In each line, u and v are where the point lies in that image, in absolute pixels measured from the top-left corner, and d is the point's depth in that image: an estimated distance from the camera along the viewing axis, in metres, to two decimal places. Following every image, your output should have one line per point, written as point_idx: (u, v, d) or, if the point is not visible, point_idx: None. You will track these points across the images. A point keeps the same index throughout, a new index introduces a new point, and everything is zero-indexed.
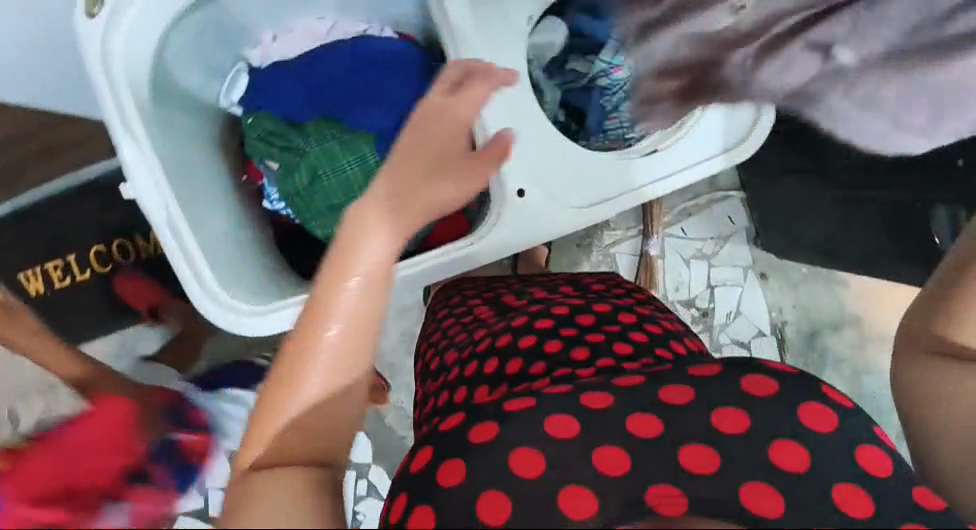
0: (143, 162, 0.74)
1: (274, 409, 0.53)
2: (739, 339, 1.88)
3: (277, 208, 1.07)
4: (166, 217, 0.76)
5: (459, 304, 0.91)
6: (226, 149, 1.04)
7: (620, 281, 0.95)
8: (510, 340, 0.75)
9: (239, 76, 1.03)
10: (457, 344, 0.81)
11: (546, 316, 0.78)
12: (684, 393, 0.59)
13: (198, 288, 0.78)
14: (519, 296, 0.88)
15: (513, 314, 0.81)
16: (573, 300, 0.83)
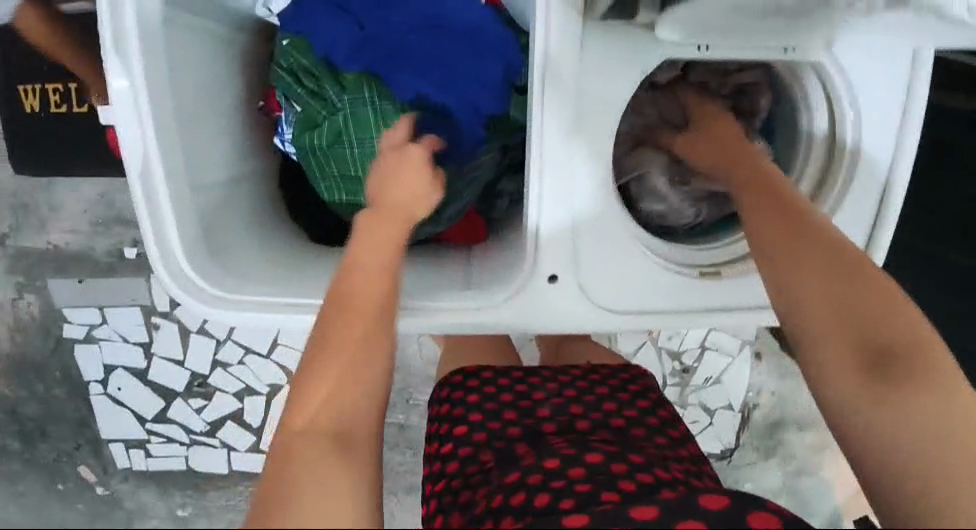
0: (132, 93, 0.64)
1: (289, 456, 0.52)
2: (708, 404, 1.82)
3: (287, 150, 0.94)
4: (143, 164, 0.67)
5: (456, 420, 0.80)
6: (249, 64, 0.90)
7: (624, 390, 0.85)
8: (503, 500, 0.64)
9: None
10: (462, 504, 0.70)
11: (541, 468, 0.66)
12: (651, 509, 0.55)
13: (159, 255, 0.70)
14: (525, 431, 0.77)
15: (512, 463, 0.70)
16: (573, 442, 0.72)
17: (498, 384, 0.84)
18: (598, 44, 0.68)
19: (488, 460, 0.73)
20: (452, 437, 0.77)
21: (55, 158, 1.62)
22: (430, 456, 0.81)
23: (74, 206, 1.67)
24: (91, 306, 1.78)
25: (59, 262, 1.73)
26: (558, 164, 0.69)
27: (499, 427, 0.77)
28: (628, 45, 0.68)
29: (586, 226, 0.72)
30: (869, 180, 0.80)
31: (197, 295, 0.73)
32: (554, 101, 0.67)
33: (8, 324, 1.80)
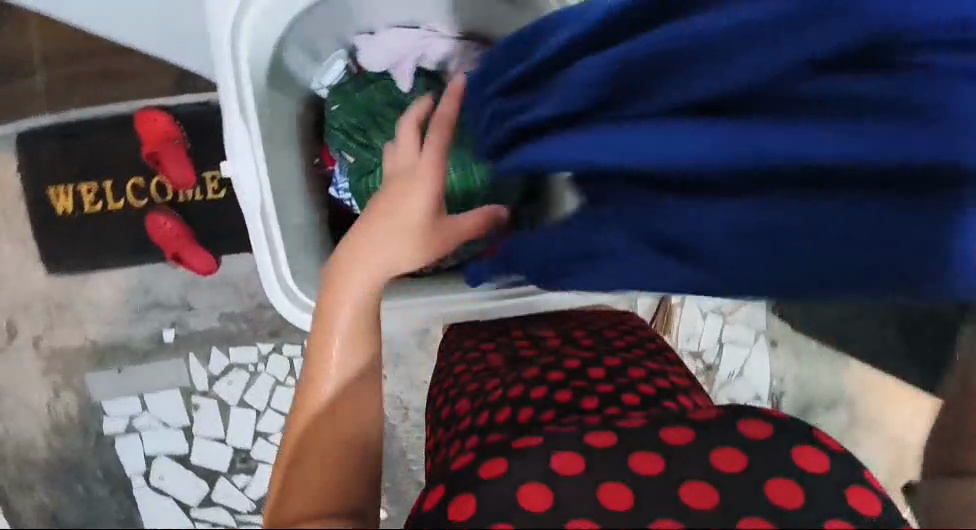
0: (249, 147, 0.72)
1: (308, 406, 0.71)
2: (736, 399, 1.90)
3: (342, 198, 1.06)
4: (260, 206, 0.75)
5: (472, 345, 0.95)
6: (307, 128, 1.04)
7: (620, 323, 1.00)
8: (521, 392, 0.78)
9: (335, 61, 1.03)
10: (470, 392, 0.83)
11: (558, 371, 0.81)
12: (685, 435, 0.61)
13: (276, 275, 0.80)
14: (531, 345, 0.91)
15: (520, 366, 0.85)
16: (582, 354, 0.87)
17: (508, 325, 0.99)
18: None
19: (498, 364, 0.87)
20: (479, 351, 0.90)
21: (89, 254, 1.68)
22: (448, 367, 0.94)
23: (111, 298, 1.74)
24: (131, 395, 1.81)
25: (97, 355, 1.78)
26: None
27: (507, 343, 0.92)
28: None
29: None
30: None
31: (299, 307, 0.82)
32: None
33: (48, 426, 1.81)
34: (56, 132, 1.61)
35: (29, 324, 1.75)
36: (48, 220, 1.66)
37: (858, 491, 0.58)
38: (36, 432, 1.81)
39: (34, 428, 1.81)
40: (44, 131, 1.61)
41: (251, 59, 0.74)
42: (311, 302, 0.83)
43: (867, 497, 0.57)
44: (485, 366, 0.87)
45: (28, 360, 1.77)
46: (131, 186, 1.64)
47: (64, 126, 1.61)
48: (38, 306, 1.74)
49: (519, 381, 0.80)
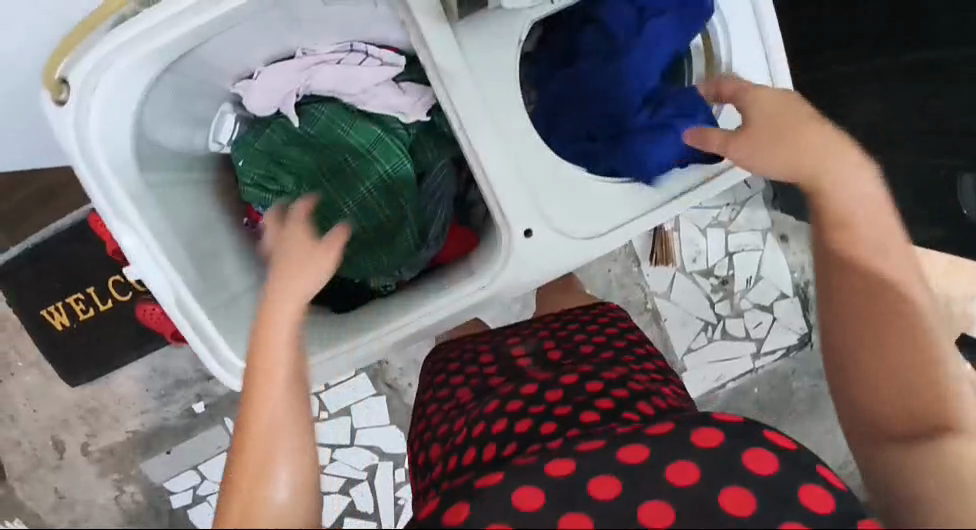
0: (139, 247, 0.75)
1: (256, 459, 0.61)
2: (762, 302, 1.85)
3: None
4: (174, 296, 0.78)
5: (439, 374, 0.89)
6: (223, 193, 1.03)
7: (593, 323, 0.92)
8: (484, 428, 0.72)
9: (224, 119, 1.00)
10: (442, 436, 0.78)
11: (519, 395, 0.75)
12: (641, 451, 0.60)
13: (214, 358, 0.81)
14: (499, 368, 0.84)
15: (486, 394, 0.79)
16: (548, 369, 0.80)
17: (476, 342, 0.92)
18: (474, 36, 0.77)
19: (466, 396, 0.82)
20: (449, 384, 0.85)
21: (98, 358, 1.75)
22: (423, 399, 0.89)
23: (135, 391, 1.82)
24: (187, 469, 1.89)
25: (142, 444, 1.87)
26: (489, 149, 0.78)
27: (476, 370, 0.86)
28: (499, 27, 0.78)
29: (539, 184, 0.80)
30: (745, 39, 0.89)
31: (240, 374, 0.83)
32: (465, 110, 0.77)
33: (123, 518, 1.93)
34: (27, 257, 1.65)
35: (74, 435, 1.85)
36: (53, 339, 1.72)
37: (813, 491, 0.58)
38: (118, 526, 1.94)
39: (113, 523, 1.94)
40: (17, 259, 1.66)
41: (110, 155, 0.73)
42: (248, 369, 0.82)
43: (819, 495, 0.58)
44: (452, 399, 0.83)
45: (85, 467, 1.88)
46: (112, 284, 1.69)
47: (33, 248, 1.65)
48: (75, 417, 1.84)
49: (481, 409, 0.76)
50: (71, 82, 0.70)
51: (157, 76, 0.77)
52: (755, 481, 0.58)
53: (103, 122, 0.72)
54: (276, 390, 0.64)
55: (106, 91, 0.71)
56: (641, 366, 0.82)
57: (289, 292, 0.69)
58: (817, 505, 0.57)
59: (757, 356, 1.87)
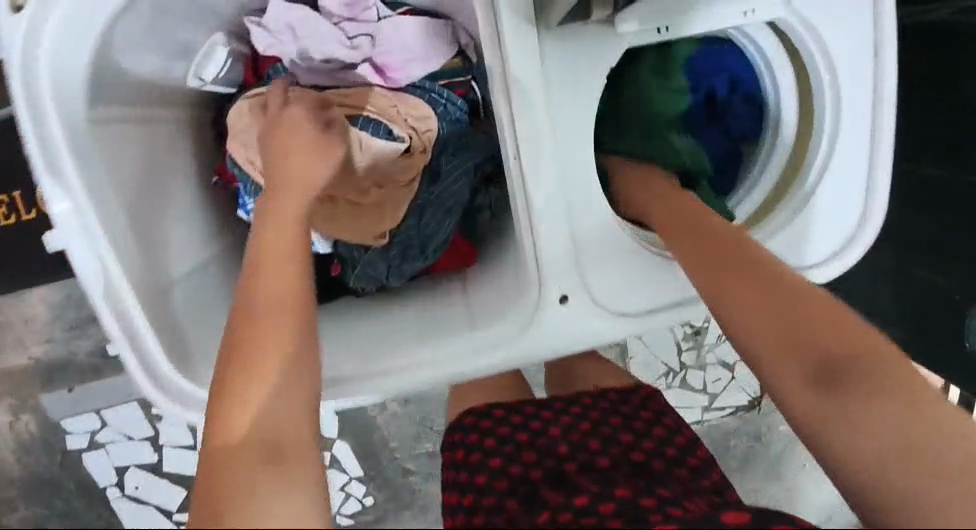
0: (74, 210, 0.62)
1: (251, 329, 0.55)
2: (726, 360, 1.81)
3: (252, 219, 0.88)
4: (105, 283, 0.65)
5: (473, 469, 0.76)
6: (193, 140, 0.85)
7: (638, 418, 0.80)
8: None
9: (215, 49, 0.81)
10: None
11: (571, 506, 0.63)
12: None
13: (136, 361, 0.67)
14: (546, 475, 0.73)
15: (538, 507, 0.67)
16: (598, 480, 0.69)
17: (513, 422, 0.80)
18: (558, 52, 0.65)
19: (514, 508, 0.69)
20: (493, 492, 0.72)
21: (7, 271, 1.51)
22: (453, 487, 0.76)
23: (45, 315, 1.60)
24: (89, 411, 1.70)
25: (42, 375, 1.65)
26: (544, 193, 0.67)
27: (520, 472, 0.73)
28: (586, 43, 0.66)
29: (590, 250, 0.70)
30: (856, 133, 0.78)
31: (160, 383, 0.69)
32: (529, 143, 0.65)
33: (7, 447, 1.73)
34: None
35: None
36: None
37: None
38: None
39: None
40: None
41: (56, 76, 0.61)
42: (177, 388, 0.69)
43: None
44: (492, 505, 0.70)
45: None
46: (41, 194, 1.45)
47: None
48: None
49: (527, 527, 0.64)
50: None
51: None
52: None
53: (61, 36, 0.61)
54: (281, 267, 0.60)
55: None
56: (700, 489, 0.70)
57: (279, 235, 0.63)
58: None
59: (707, 410, 1.85)
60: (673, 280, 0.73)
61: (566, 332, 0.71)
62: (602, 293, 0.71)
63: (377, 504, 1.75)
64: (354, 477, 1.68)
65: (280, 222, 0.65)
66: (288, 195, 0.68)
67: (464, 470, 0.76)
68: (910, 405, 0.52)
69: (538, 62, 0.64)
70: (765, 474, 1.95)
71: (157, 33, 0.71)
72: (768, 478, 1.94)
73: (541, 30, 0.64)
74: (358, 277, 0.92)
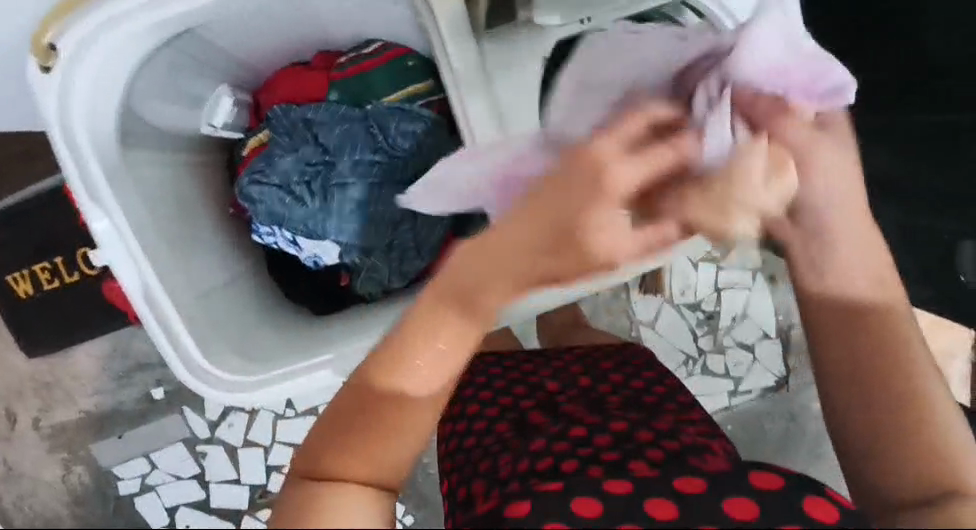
0: (113, 231, 0.74)
1: (373, 441, 0.57)
2: (744, 341, 1.83)
3: (268, 242, 1.01)
4: (145, 290, 0.76)
5: (467, 400, 0.88)
6: (210, 179, 0.98)
7: (627, 366, 0.93)
8: (529, 464, 0.71)
9: (220, 100, 0.95)
10: (483, 471, 0.75)
11: (568, 437, 0.74)
12: (695, 483, 0.60)
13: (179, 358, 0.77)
14: (535, 403, 0.85)
15: (532, 432, 0.78)
16: (591, 414, 0.80)
17: (504, 365, 0.94)
18: (493, 51, 0.80)
19: (504, 427, 0.81)
20: (485, 416, 0.85)
21: (57, 329, 1.66)
22: (452, 416, 0.88)
23: (94, 368, 1.74)
24: (140, 455, 1.81)
25: (96, 425, 1.78)
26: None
27: (512, 401, 0.86)
28: (514, 43, 0.80)
29: None
30: None
31: (202, 379, 0.78)
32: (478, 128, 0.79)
33: (67, 499, 1.84)
34: None
35: (24, 408, 1.76)
36: (13, 306, 1.63)
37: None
38: (59, 509, 1.84)
39: (55, 504, 1.84)
40: None
41: (91, 126, 0.73)
42: (214, 378, 0.78)
43: (826, 505, 0.58)
44: (487, 429, 0.82)
45: (34, 443, 1.79)
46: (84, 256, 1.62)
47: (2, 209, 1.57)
48: (29, 389, 1.74)
49: (524, 446, 0.75)
50: (60, 50, 0.69)
51: (155, 52, 0.78)
52: (751, 490, 0.59)
53: (92, 91, 0.72)
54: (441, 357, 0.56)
55: (93, 64, 0.71)
56: (683, 419, 0.80)
57: (461, 316, 0.56)
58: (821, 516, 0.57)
59: (735, 394, 1.85)
60: None
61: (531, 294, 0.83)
62: None
63: (418, 522, 1.77)
64: (392, 496, 1.71)
65: (487, 301, 0.55)
66: (491, 254, 0.54)
67: (464, 399, 0.89)
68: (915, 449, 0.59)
69: (477, 60, 0.78)
70: (808, 454, 1.89)
71: (169, 87, 0.85)
72: (811, 459, 1.89)
73: (476, 32, 0.78)
74: (363, 285, 1.02)
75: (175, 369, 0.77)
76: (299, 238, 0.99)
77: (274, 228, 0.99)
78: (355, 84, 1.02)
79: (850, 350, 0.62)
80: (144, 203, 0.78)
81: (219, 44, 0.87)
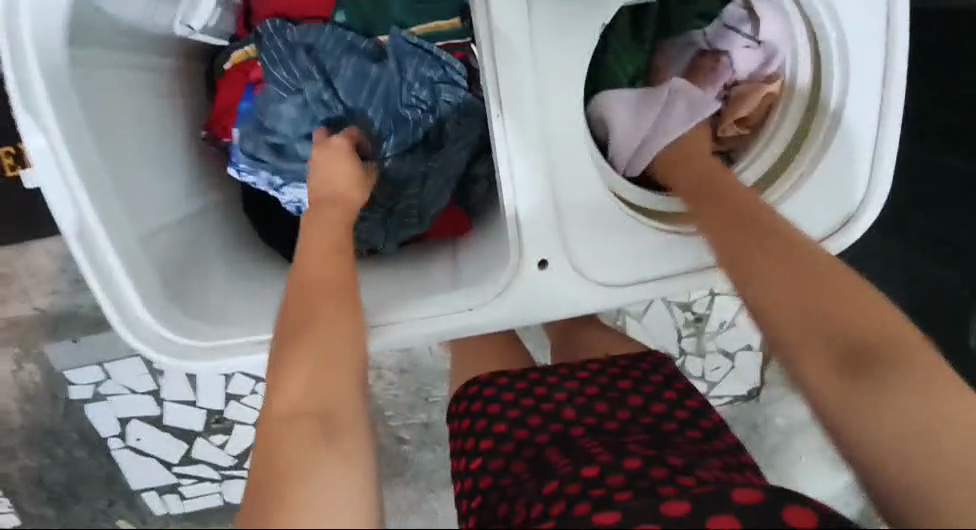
0: (50, 149, 0.63)
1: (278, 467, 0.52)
2: (727, 349, 1.78)
3: (243, 178, 0.87)
4: (81, 221, 0.65)
5: (481, 433, 0.78)
6: (182, 93, 0.85)
7: (647, 382, 0.83)
8: (542, 510, 0.64)
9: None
10: (501, 516, 0.68)
11: (579, 476, 0.66)
12: (684, 506, 0.58)
13: (120, 319, 0.67)
14: (553, 435, 0.75)
15: (548, 470, 0.70)
16: (608, 445, 0.71)
17: (516, 388, 0.81)
18: (546, 16, 0.67)
19: (521, 468, 0.72)
20: (498, 453, 0.75)
21: (15, 221, 1.53)
22: (464, 451, 0.79)
23: (52, 267, 1.62)
24: (93, 363, 1.74)
25: (49, 325, 1.69)
26: (526, 147, 0.69)
27: (527, 433, 0.76)
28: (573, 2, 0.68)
29: (572, 213, 0.71)
30: (866, 88, 0.75)
31: (152, 342, 0.69)
32: (510, 95, 0.67)
33: (14, 394, 1.77)
34: None
35: None
36: None
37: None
38: (4, 402, 1.78)
39: (0, 397, 1.78)
40: None
41: (35, 17, 0.61)
42: (164, 340, 0.69)
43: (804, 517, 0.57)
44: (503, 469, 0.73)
45: None
46: None
47: None
48: None
49: (536, 490, 0.66)
50: None
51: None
52: (734, 508, 0.58)
53: None
54: (336, 376, 0.59)
55: None
56: (710, 455, 0.72)
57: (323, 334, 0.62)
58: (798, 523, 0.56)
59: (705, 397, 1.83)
60: (658, 253, 0.74)
61: (542, 300, 0.72)
62: (583, 261, 0.73)
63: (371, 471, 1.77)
64: None
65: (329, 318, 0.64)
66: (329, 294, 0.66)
67: (477, 432, 0.78)
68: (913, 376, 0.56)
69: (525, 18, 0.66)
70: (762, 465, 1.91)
71: None
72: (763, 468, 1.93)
73: None
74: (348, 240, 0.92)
75: (115, 327, 0.67)
76: (281, 179, 0.86)
77: (254, 164, 0.85)
78: (368, 5, 0.88)
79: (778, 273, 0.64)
80: (91, 119, 0.67)
81: None
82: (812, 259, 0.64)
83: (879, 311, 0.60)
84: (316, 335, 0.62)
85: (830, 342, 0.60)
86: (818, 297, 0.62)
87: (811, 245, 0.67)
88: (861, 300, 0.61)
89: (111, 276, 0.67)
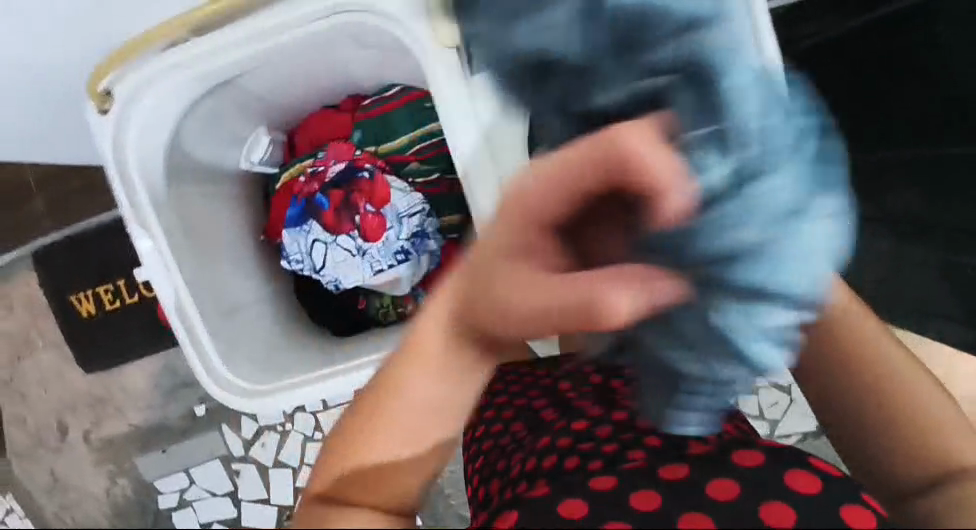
0: (154, 249, 0.83)
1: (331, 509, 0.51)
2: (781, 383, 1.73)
3: (294, 268, 1.11)
4: (176, 301, 0.84)
5: (486, 407, 0.93)
6: (245, 210, 1.08)
7: None
8: (534, 462, 0.75)
9: (259, 139, 1.08)
10: (501, 469, 0.81)
11: (570, 432, 0.77)
12: (682, 468, 0.63)
13: (202, 368, 0.85)
14: (547, 400, 0.88)
15: (542, 428, 0.82)
16: (597, 402, 0.82)
17: (522, 371, 0.96)
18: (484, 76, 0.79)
19: (519, 429, 0.85)
20: (502, 419, 0.89)
21: (114, 348, 1.81)
22: (476, 424, 0.93)
23: (143, 385, 1.86)
24: (179, 470, 1.91)
25: (141, 439, 1.90)
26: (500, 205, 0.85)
27: (526, 403, 0.90)
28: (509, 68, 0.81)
29: None
30: None
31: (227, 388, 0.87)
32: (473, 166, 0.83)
33: (111, 508, 1.95)
34: (63, 245, 1.72)
35: (78, 420, 1.90)
36: (74, 324, 1.78)
37: (773, 505, 0.58)
38: (101, 517, 1.96)
39: (99, 513, 1.96)
40: (55, 245, 1.73)
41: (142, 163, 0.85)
42: (232, 386, 0.87)
43: (807, 476, 0.60)
44: (508, 435, 0.85)
45: (84, 453, 1.92)
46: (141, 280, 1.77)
47: (70, 235, 1.72)
48: (84, 403, 1.88)
49: (532, 444, 0.79)
50: (115, 91, 0.81)
51: (198, 99, 0.90)
52: (739, 469, 0.62)
53: (143, 131, 0.84)
54: (443, 394, 0.52)
55: (144, 114, 0.83)
56: None
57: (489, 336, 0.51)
58: (810, 486, 0.59)
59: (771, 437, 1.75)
60: None
61: None
62: None
63: None
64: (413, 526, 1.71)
65: (431, 345, 0.51)
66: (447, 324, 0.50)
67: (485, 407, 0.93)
68: (938, 438, 0.60)
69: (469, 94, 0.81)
70: None
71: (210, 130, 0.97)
72: None
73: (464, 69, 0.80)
74: (382, 305, 1.14)
75: (203, 378, 0.85)
76: (323, 265, 1.09)
77: (302, 256, 1.09)
78: (378, 125, 1.12)
79: (830, 347, 0.63)
80: (179, 230, 0.89)
81: (256, 92, 0.99)
82: (849, 318, 0.64)
83: (916, 387, 0.62)
84: (429, 356, 0.51)
85: (871, 400, 0.62)
86: (869, 359, 0.63)
87: (860, 323, 0.64)
88: (905, 380, 0.62)
89: (198, 341, 0.85)
